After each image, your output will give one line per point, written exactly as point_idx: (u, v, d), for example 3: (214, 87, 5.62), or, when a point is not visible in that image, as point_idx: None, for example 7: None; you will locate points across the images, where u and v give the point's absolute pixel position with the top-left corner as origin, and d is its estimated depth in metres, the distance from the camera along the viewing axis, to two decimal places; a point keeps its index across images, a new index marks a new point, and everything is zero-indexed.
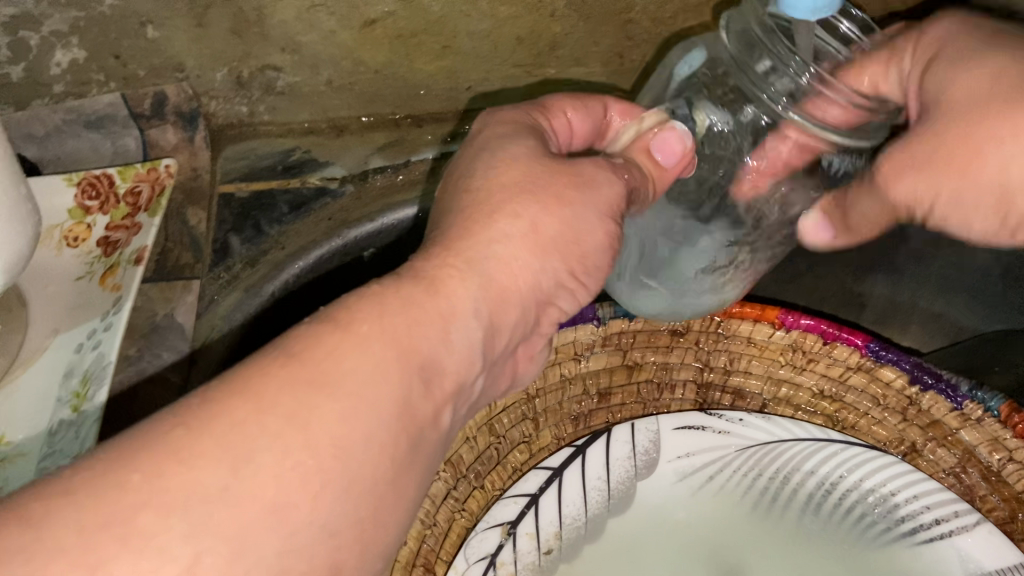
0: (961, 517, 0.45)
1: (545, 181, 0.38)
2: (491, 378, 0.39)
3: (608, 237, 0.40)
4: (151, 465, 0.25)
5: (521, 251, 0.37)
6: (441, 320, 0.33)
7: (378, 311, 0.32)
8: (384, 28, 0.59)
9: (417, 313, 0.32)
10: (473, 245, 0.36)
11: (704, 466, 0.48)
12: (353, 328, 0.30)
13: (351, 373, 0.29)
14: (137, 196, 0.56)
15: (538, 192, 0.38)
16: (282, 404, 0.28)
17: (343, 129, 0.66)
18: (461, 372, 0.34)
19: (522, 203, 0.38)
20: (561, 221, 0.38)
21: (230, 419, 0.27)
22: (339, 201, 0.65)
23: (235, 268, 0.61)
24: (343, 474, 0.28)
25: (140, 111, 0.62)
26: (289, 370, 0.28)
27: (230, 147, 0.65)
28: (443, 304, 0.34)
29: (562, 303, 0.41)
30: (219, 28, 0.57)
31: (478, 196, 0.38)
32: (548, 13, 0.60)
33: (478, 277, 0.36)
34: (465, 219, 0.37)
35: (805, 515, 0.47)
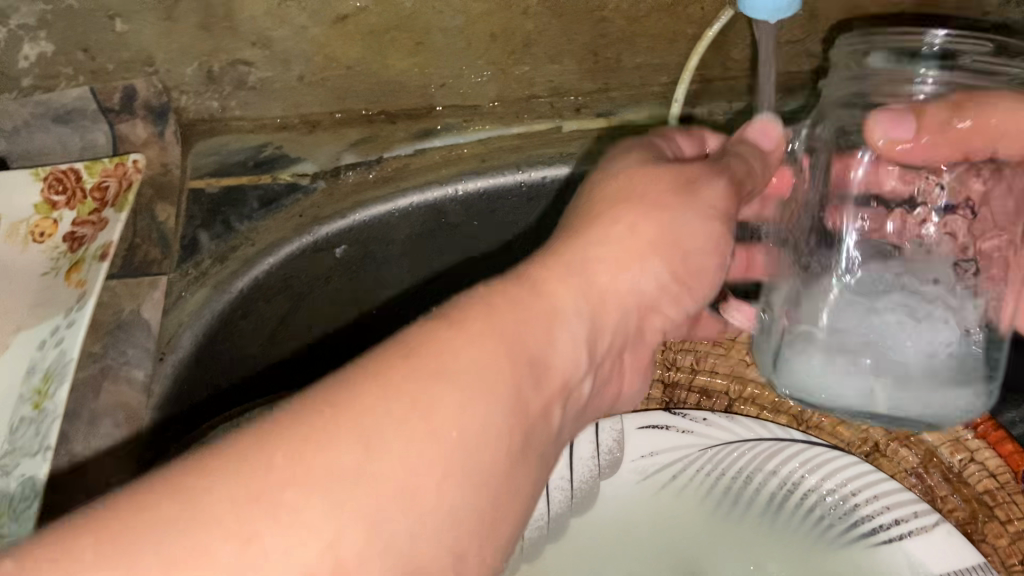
0: (921, 518, 0.45)
1: (657, 191, 0.44)
2: (597, 382, 0.42)
3: (708, 236, 0.45)
4: (291, 449, 0.27)
5: (619, 253, 0.42)
6: (548, 318, 0.36)
7: (490, 310, 0.34)
8: (356, 24, 0.59)
9: (524, 312, 0.35)
10: (574, 248, 0.40)
11: (667, 465, 0.48)
12: (465, 325, 0.33)
13: (465, 363, 0.31)
14: (104, 192, 0.55)
15: (642, 199, 0.43)
16: (409, 393, 0.29)
17: (315, 126, 0.66)
18: (568, 368, 0.37)
19: (627, 211, 0.43)
20: (662, 225, 0.43)
21: (361, 407, 0.28)
22: (311, 197, 0.63)
23: (204, 264, 0.60)
24: (465, 464, 0.30)
25: (110, 106, 0.61)
26: (409, 364, 0.30)
27: (202, 142, 0.64)
28: (551, 304, 0.37)
29: (667, 309, 0.45)
30: (187, 22, 0.57)
31: (587, 210, 0.43)
32: (521, 10, 0.60)
33: (582, 280, 0.39)
34: (574, 227, 0.43)
35: (767, 514, 0.47)
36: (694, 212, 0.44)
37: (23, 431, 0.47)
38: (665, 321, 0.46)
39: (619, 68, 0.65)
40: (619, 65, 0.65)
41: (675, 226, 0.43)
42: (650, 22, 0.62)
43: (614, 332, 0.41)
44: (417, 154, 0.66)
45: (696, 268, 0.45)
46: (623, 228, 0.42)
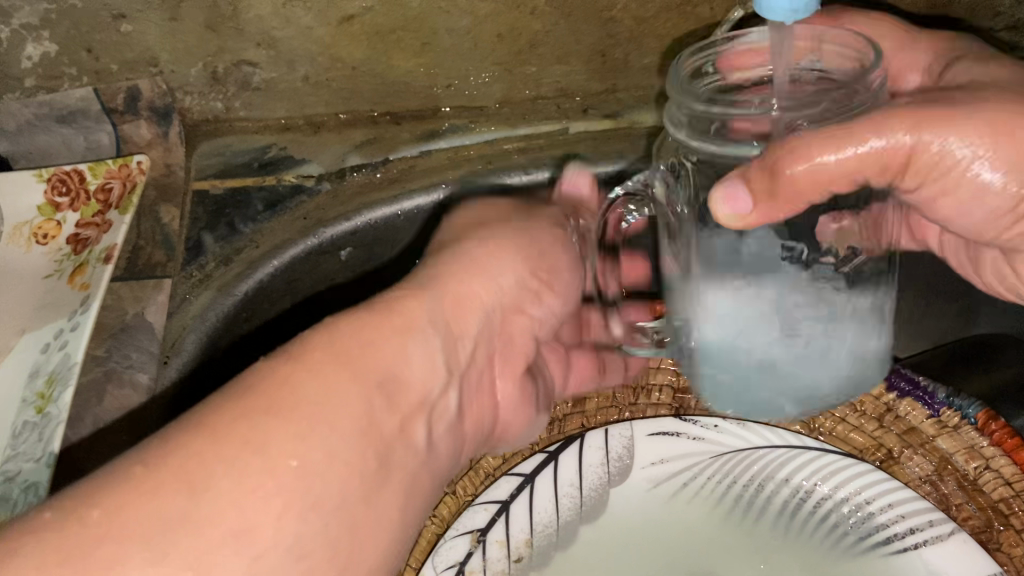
0: (937, 526, 0.44)
1: (496, 216, 0.54)
2: (473, 399, 0.46)
3: (551, 246, 0.53)
4: (112, 502, 0.30)
5: (469, 278, 0.47)
6: (399, 338, 0.40)
7: (331, 343, 0.38)
8: (362, 24, 0.59)
9: (372, 336, 0.39)
10: (425, 278, 0.45)
11: (677, 473, 0.48)
12: (309, 360, 0.36)
13: (317, 396, 0.35)
14: (108, 192, 0.55)
15: (496, 230, 0.52)
16: (261, 435, 0.33)
17: (320, 127, 0.65)
18: (425, 385, 0.41)
19: (466, 246, 0.50)
20: (512, 250, 0.51)
21: (191, 452, 0.32)
22: (316, 199, 0.63)
23: (208, 267, 0.59)
24: (307, 496, 0.33)
25: (113, 106, 0.61)
26: (248, 403, 0.34)
27: (207, 143, 0.64)
28: (400, 323, 0.41)
29: (529, 311, 0.51)
30: (192, 21, 0.57)
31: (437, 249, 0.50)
32: (528, 10, 0.59)
33: (431, 299, 0.44)
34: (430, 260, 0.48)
35: (780, 522, 0.47)
36: (534, 231, 0.53)
37: (26, 435, 0.46)
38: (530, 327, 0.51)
39: (626, 69, 0.65)
40: (627, 65, 0.65)
41: (519, 245, 0.51)
42: (659, 22, 0.62)
43: (472, 349, 0.45)
44: (422, 156, 0.66)
45: (553, 273, 0.53)
46: (477, 244, 0.50)
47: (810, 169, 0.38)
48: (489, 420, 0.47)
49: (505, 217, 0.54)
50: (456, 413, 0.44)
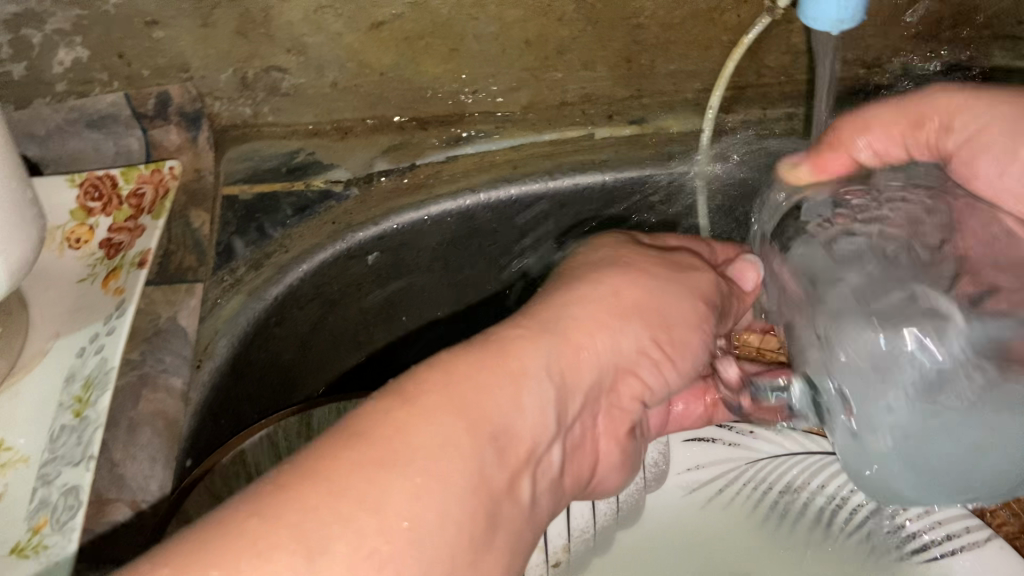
0: (972, 533, 0.44)
1: (646, 261, 0.44)
2: (577, 454, 0.40)
3: (696, 312, 0.44)
4: (225, 562, 0.26)
5: (594, 319, 0.39)
6: (514, 379, 0.35)
7: (441, 382, 0.33)
8: (392, 30, 0.59)
9: (486, 375, 0.34)
10: (548, 308, 0.39)
11: (714, 479, 0.48)
12: (417, 403, 0.32)
13: (426, 448, 0.31)
14: (140, 198, 0.56)
15: (627, 271, 0.43)
16: (368, 488, 0.29)
17: (348, 132, 0.66)
18: (534, 436, 0.35)
19: (596, 281, 0.41)
20: (641, 292, 0.42)
21: (304, 504, 0.27)
22: (343, 204, 0.63)
23: (238, 271, 0.59)
24: (420, 559, 0.28)
25: (143, 112, 0.61)
26: (359, 452, 0.29)
27: (234, 149, 0.64)
28: (512, 366, 0.35)
29: (644, 375, 0.42)
30: (224, 27, 0.58)
31: (561, 278, 0.43)
32: (556, 16, 0.60)
33: (549, 339, 0.37)
34: (551, 292, 0.41)
35: (816, 528, 0.47)
36: (677, 281, 0.44)
37: (65, 439, 0.46)
38: (643, 391, 0.42)
39: (651, 75, 0.66)
40: (653, 70, 0.65)
41: (664, 297, 0.42)
42: (685, 28, 0.62)
43: (586, 392, 0.39)
44: (449, 161, 0.66)
45: (682, 341, 0.43)
46: (597, 287, 0.41)
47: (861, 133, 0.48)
48: (585, 471, 0.42)
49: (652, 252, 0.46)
50: (557, 468, 0.38)
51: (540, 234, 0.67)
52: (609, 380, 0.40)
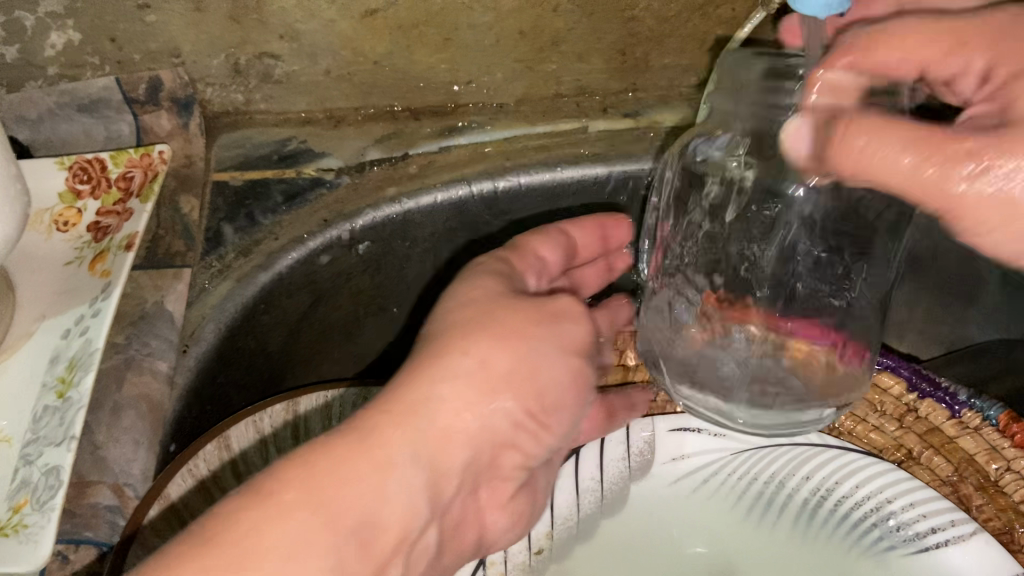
0: (958, 526, 0.45)
1: (521, 324, 0.45)
2: (466, 522, 0.45)
3: (562, 374, 0.46)
4: None
5: (464, 398, 0.43)
6: (378, 474, 0.40)
7: (306, 474, 0.39)
8: (385, 18, 0.59)
9: (351, 471, 0.39)
10: (419, 394, 0.42)
11: (699, 470, 0.49)
12: (278, 498, 0.38)
13: (358, 485, 0.39)
14: (129, 181, 0.56)
15: (495, 330, 0.45)
16: (282, 534, 0.37)
17: (341, 121, 0.66)
18: (405, 523, 0.41)
19: (472, 343, 0.44)
20: (513, 360, 0.44)
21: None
22: (334, 192, 0.63)
23: (227, 257, 0.58)
24: None
25: (135, 96, 0.61)
26: (210, 556, 0.36)
27: (226, 135, 0.64)
28: (379, 459, 0.40)
29: (526, 446, 0.46)
30: (217, 13, 0.57)
31: (444, 337, 0.45)
32: (551, 7, 0.60)
33: (420, 433, 0.41)
34: (428, 352, 0.44)
35: (800, 521, 0.47)
36: (548, 346, 0.46)
37: (47, 419, 0.46)
38: (526, 460, 0.46)
39: (646, 69, 0.66)
40: (647, 64, 0.65)
41: (530, 359, 0.45)
42: (681, 22, 0.62)
43: (461, 476, 0.44)
44: (442, 151, 0.66)
45: (557, 410, 0.46)
46: (463, 362, 0.43)
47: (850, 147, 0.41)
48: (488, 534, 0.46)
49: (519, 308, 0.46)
50: (437, 543, 0.43)
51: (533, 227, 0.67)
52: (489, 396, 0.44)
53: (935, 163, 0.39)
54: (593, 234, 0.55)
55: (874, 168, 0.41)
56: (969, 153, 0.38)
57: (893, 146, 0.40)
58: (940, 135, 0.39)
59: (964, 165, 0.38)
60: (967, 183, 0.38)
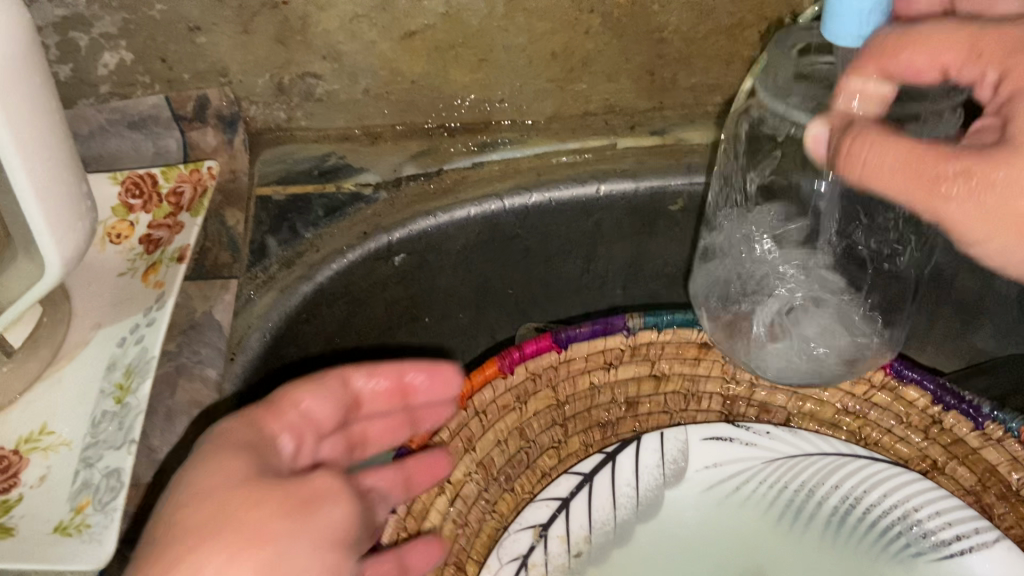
0: (982, 535, 0.46)
1: (264, 516, 0.38)
2: None
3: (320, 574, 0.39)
4: None
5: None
6: None
7: None
8: (424, 40, 0.61)
9: None
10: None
11: (732, 476, 0.50)
12: None
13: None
14: (179, 196, 0.58)
15: (233, 532, 0.37)
16: None
17: (378, 137, 0.68)
18: None
19: (198, 555, 0.36)
20: (259, 564, 0.37)
21: None
22: (373, 206, 0.65)
23: (272, 269, 0.60)
24: None
25: (183, 114, 0.64)
26: None
27: (267, 151, 0.67)
28: None
29: None
30: (264, 35, 0.60)
31: (174, 520, 0.38)
32: (583, 29, 0.62)
33: None
34: (178, 542, 0.37)
35: (829, 528, 0.48)
36: (304, 541, 0.39)
37: (106, 424, 0.48)
38: None
39: (673, 89, 0.68)
40: (674, 84, 0.67)
41: (283, 565, 0.38)
42: (708, 43, 0.64)
43: None
44: (475, 167, 0.68)
45: None
46: (199, 565, 0.36)
47: (857, 160, 0.42)
48: None
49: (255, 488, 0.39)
50: None
51: (562, 241, 0.69)
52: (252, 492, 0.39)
53: (916, 183, 0.40)
54: (387, 378, 0.48)
55: (870, 179, 0.42)
56: (949, 180, 0.40)
57: (887, 157, 0.41)
58: (933, 160, 0.40)
59: (946, 190, 0.40)
60: (949, 207, 0.40)
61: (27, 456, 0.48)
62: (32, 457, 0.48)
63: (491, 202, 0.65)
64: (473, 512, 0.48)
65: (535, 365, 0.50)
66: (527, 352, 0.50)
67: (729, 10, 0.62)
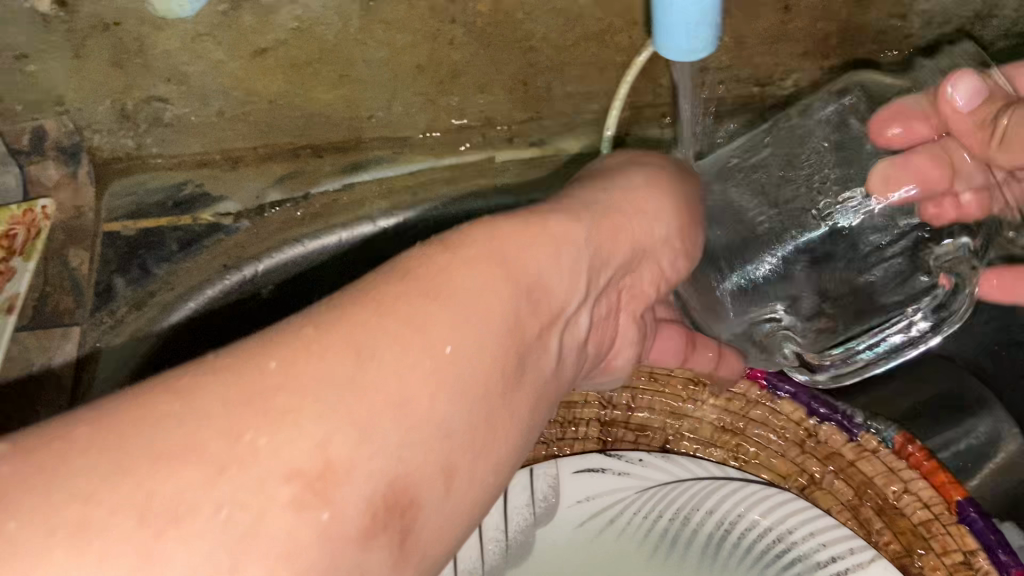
0: (857, 554, 0.44)
1: (409, 293, 0.31)
2: None
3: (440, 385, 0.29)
4: None
5: (407, 296, 0.30)
6: (397, 344, 0.29)
7: (355, 328, 0.29)
8: (276, 57, 0.58)
9: (386, 325, 0.29)
10: (402, 286, 0.31)
11: (602, 510, 0.48)
12: (325, 333, 0.28)
13: (461, 285, 0.32)
14: (12, 240, 0.54)
15: (402, 291, 0.31)
16: (347, 337, 0.28)
17: (238, 161, 0.63)
18: (281, 490, 0.24)
19: (429, 311, 0.30)
20: (455, 313, 0.31)
21: (76, 452, 0.23)
22: (235, 236, 0.62)
23: (120, 311, 0.59)
24: None
25: (18, 147, 0.59)
26: (376, 318, 0.29)
27: (119, 182, 0.61)
28: (393, 296, 0.30)
29: (337, 512, 0.25)
30: (99, 59, 0.56)
31: (426, 281, 0.31)
32: (446, 40, 0.59)
33: (265, 414, 0.25)
34: (403, 281, 0.31)
35: (705, 556, 0.47)
36: (471, 267, 0.33)
37: None
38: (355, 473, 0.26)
39: (549, 98, 0.65)
40: (548, 93, 0.65)
41: (403, 340, 0.29)
42: (579, 51, 0.62)
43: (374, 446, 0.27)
44: (345, 189, 0.65)
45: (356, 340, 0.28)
46: (458, 255, 0.33)
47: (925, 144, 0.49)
48: None
49: (459, 291, 0.32)
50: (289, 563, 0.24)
51: None
52: (530, 304, 0.35)
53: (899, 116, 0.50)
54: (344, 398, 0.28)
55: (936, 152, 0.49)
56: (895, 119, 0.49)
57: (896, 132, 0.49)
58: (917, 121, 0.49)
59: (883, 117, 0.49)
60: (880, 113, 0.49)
61: None
62: None
63: (365, 224, 0.65)
64: None
65: None
66: None
67: (597, 15, 0.60)
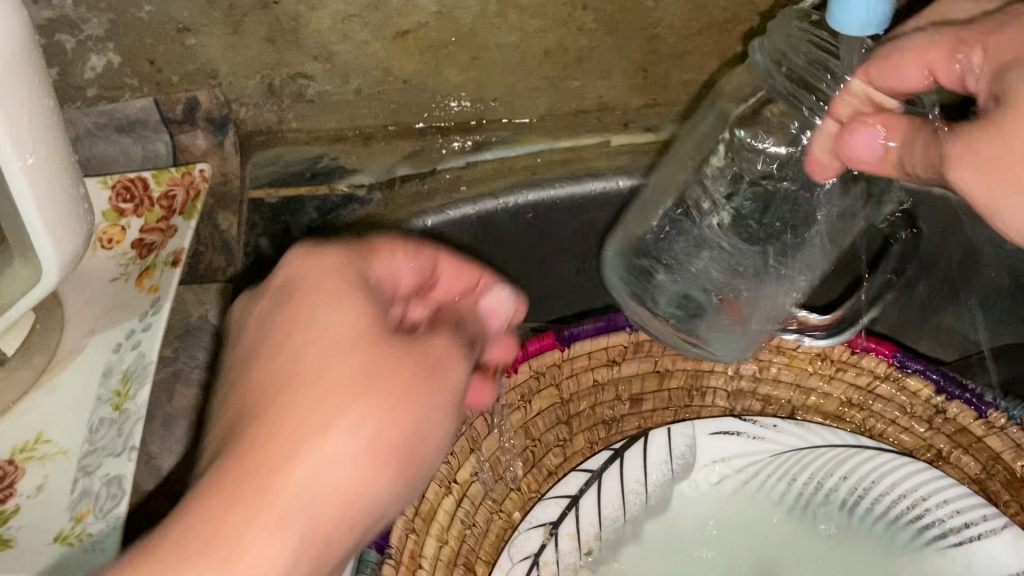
0: (989, 521, 0.50)
1: (263, 466, 0.35)
2: None
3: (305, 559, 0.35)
4: None
5: (255, 481, 0.34)
6: (267, 531, 0.34)
7: (212, 526, 0.33)
8: (416, 39, 0.61)
9: (247, 518, 0.34)
10: (266, 467, 0.35)
11: (740, 470, 0.54)
12: (206, 531, 0.33)
13: (307, 454, 0.35)
14: (171, 200, 0.58)
15: (256, 468, 0.34)
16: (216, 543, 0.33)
17: (370, 138, 0.68)
18: None
19: (280, 494, 0.34)
20: (309, 484, 0.35)
21: None
22: (368, 208, 0.66)
23: (267, 272, 0.61)
24: None
25: (172, 116, 0.63)
26: (214, 518, 0.33)
27: (259, 153, 0.66)
28: (259, 472, 0.34)
29: None
30: (254, 35, 0.59)
31: (279, 440, 0.35)
32: (576, 26, 0.62)
33: None
34: (262, 448, 0.35)
35: (838, 517, 0.53)
36: (332, 426, 0.36)
37: (105, 431, 0.48)
38: None
39: (666, 85, 0.68)
40: (666, 79, 0.67)
41: (256, 530, 0.34)
42: (701, 39, 0.64)
43: None
44: (469, 167, 0.68)
45: (230, 538, 0.33)
46: (310, 384, 0.36)
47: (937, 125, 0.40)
48: None
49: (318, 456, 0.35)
50: None
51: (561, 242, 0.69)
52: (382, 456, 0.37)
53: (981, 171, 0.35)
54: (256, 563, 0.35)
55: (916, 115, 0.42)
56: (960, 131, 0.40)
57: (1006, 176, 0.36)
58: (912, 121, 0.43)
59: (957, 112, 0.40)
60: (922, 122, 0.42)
61: (24, 465, 0.47)
62: (29, 467, 0.47)
63: None
64: (480, 512, 0.50)
65: (538, 362, 0.54)
66: (530, 349, 0.54)
67: (722, 5, 0.62)
